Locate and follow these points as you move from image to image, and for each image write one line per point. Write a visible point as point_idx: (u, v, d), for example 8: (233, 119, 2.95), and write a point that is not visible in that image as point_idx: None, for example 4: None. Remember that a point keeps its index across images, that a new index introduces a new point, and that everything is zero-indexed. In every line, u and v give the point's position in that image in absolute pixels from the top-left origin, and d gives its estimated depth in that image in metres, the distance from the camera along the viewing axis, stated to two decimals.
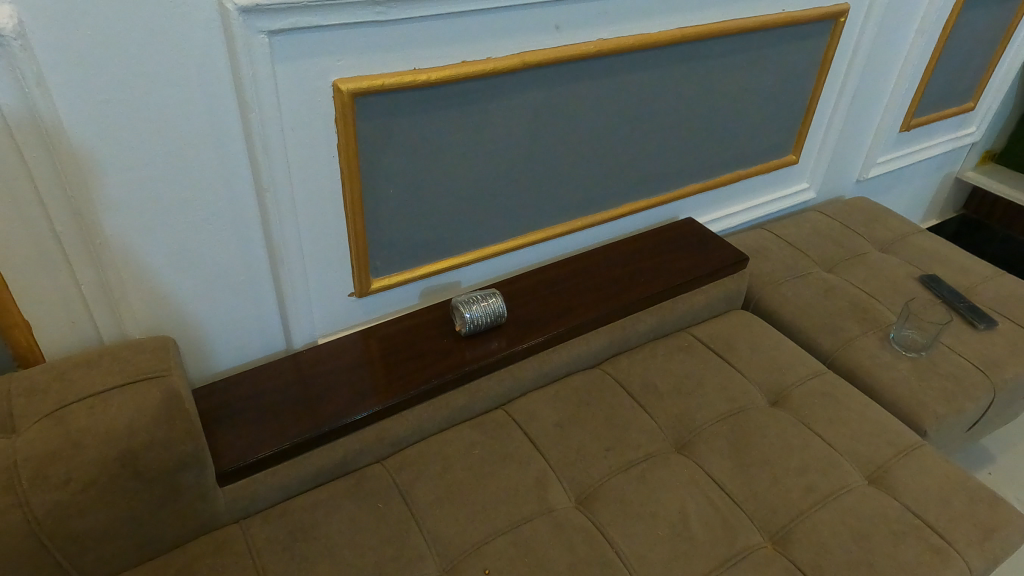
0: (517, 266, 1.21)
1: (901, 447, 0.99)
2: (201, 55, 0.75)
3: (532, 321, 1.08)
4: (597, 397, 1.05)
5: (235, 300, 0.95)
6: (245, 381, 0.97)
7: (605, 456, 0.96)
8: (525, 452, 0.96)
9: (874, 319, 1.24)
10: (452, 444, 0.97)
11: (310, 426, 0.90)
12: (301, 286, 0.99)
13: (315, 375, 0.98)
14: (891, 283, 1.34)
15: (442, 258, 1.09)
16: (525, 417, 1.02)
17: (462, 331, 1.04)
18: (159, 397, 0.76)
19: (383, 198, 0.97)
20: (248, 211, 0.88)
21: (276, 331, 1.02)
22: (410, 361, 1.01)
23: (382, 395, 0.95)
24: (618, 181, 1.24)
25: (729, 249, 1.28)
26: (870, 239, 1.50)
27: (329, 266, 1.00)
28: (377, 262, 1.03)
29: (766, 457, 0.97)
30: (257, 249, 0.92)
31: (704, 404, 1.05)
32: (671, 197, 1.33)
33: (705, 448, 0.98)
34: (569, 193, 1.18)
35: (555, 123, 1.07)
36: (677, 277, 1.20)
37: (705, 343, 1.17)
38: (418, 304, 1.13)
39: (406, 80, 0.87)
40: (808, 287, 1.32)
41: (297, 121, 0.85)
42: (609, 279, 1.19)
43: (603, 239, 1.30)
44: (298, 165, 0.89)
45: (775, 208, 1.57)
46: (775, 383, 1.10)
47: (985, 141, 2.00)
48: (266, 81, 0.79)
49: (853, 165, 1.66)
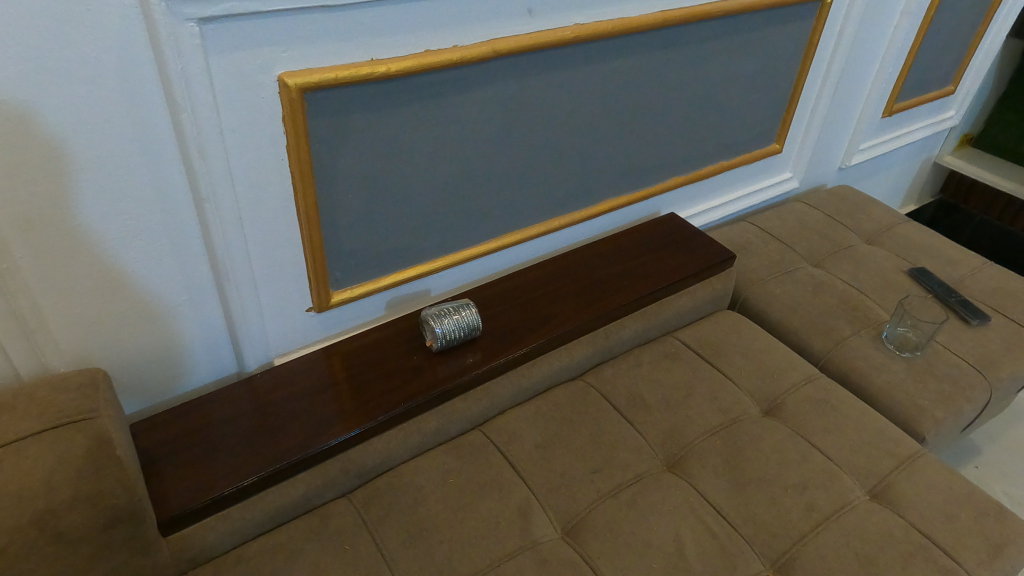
0: (491, 271, 1.12)
1: (903, 456, 0.94)
2: (119, 49, 0.64)
3: (510, 332, 1.00)
4: (582, 413, 0.98)
5: (178, 323, 0.85)
6: (192, 411, 0.87)
7: (592, 479, 0.89)
8: (505, 478, 0.89)
9: (867, 317, 1.19)
10: (426, 472, 0.89)
11: (267, 462, 0.81)
12: (253, 304, 0.89)
13: (273, 401, 0.89)
14: (881, 278, 1.29)
15: (409, 266, 1.00)
16: (504, 438, 0.94)
17: (433, 347, 0.95)
18: (84, 445, 0.66)
19: (343, 205, 0.88)
20: (187, 225, 0.78)
21: (227, 354, 0.92)
22: (378, 383, 0.92)
23: (348, 423, 0.86)
24: (596, 177, 1.16)
25: (715, 245, 1.22)
26: (856, 230, 1.45)
27: (284, 280, 0.90)
28: (337, 273, 0.93)
29: (763, 474, 0.91)
30: (200, 265, 0.82)
31: (695, 417, 0.99)
32: (652, 191, 1.26)
33: (698, 466, 0.92)
34: (544, 190, 1.10)
35: (529, 117, 0.99)
36: (662, 279, 1.13)
37: (693, 348, 1.11)
38: (385, 316, 1.04)
39: (363, 73, 0.78)
40: (796, 284, 1.26)
41: (237, 123, 0.75)
42: (590, 283, 1.12)
43: (581, 239, 1.23)
44: (241, 172, 0.79)
45: (758, 200, 1.51)
46: (768, 390, 1.04)
47: (964, 124, 1.97)
48: (198, 77, 0.69)
49: (836, 153, 1.61)
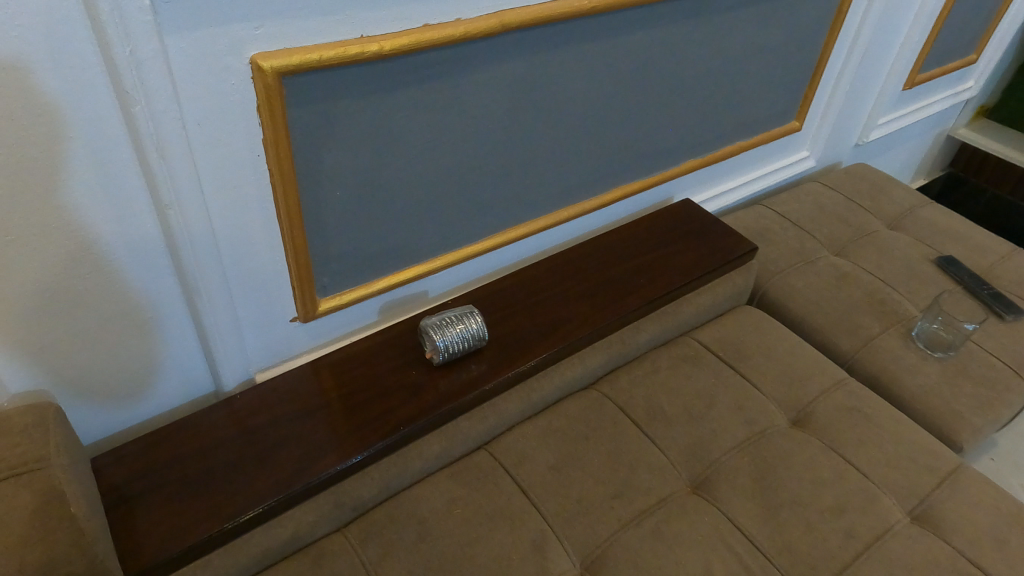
0: (494, 268, 1.02)
1: (944, 473, 0.87)
2: (48, 27, 0.52)
3: (519, 341, 0.91)
4: (598, 428, 0.89)
5: (144, 344, 0.74)
6: (163, 441, 0.77)
7: (611, 505, 0.81)
8: (518, 506, 0.80)
9: (895, 312, 1.11)
10: (428, 502, 0.80)
11: (252, 501, 0.71)
12: (230, 319, 0.78)
13: (256, 426, 0.79)
14: (907, 267, 1.21)
15: (405, 267, 0.90)
16: (514, 460, 0.85)
17: (434, 360, 0.86)
18: (32, 504, 0.56)
19: (331, 204, 0.77)
20: (148, 234, 0.67)
21: (201, 374, 0.82)
22: (375, 403, 0.83)
23: (342, 451, 0.77)
24: (608, 162, 1.05)
25: (735, 237, 1.13)
26: (877, 214, 1.36)
27: (264, 290, 0.80)
28: (325, 279, 0.83)
29: (797, 496, 0.83)
30: (166, 279, 0.71)
31: (720, 430, 0.91)
32: (666, 176, 1.16)
33: (726, 487, 0.84)
34: (553, 178, 0.99)
35: (538, 100, 0.88)
36: (681, 276, 1.04)
37: (714, 350, 1.02)
38: (379, 322, 0.93)
39: (351, 53, 0.66)
40: (818, 276, 1.18)
41: (203, 115, 0.63)
42: (603, 281, 1.02)
43: (590, 229, 1.13)
44: (209, 172, 0.67)
45: (774, 181, 1.41)
46: (796, 398, 0.96)
47: (981, 95, 1.87)
48: (152, 61, 0.57)
49: (855, 129, 1.51)
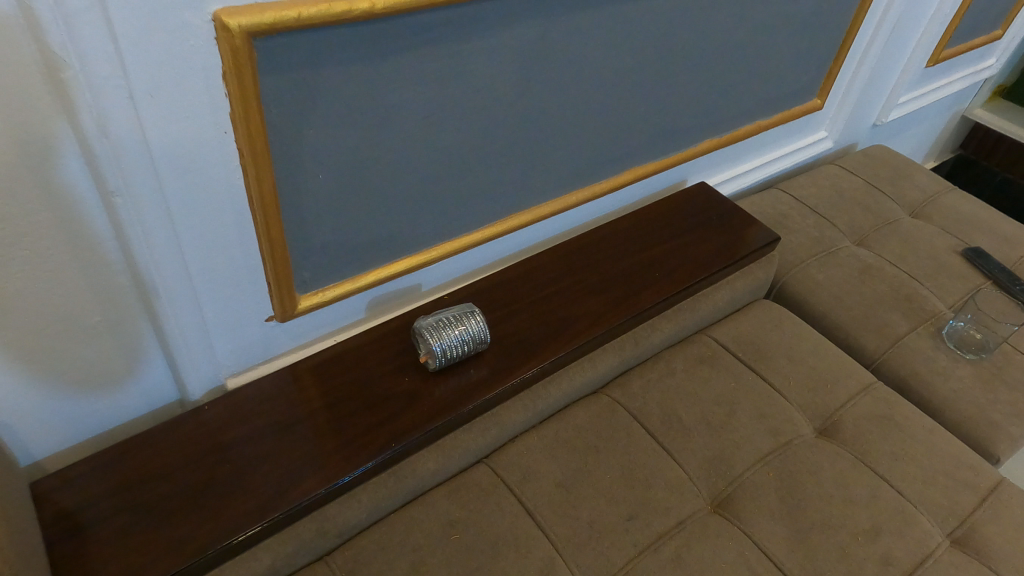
0: (494, 258, 0.92)
1: (983, 491, 0.81)
2: None
3: (523, 343, 0.82)
4: (610, 439, 0.81)
5: (94, 353, 0.63)
6: (117, 460, 0.67)
7: (626, 528, 0.73)
8: (523, 531, 0.72)
9: (923, 309, 1.03)
10: (423, 526, 0.71)
11: (223, 533, 0.62)
12: (196, 322, 0.68)
13: (228, 442, 0.69)
14: (933, 259, 1.13)
15: (397, 260, 0.80)
16: (517, 476, 0.76)
17: (430, 366, 0.76)
18: None
19: (312, 190, 0.66)
20: (92, 226, 0.56)
21: (163, 383, 0.71)
22: (363, 415, 0.73)
23: (327, 472, 0.68)
24: (619, 143, 0.95)
25: (755, 226, 1.04)
26: (898, 200, 1.28)
27: (235, 288, 0.69)
28: (305, 274, 0.72)
29: (828, 517, 0.76)
30: (117, 278, 0.60)
31: (743, 441, 0.83)
32: (680, 158, 1.06)
33: (751, 507, 0.77)
34: (561, 159, 0.89)
35: (548, 72, 0.78)
36: (697, 270, 0.95)
37: (732, 351, 0.94)
38: (366, 320, 0.83)
39: (337, 11, 0.55)
40: (840, 268, 1.09)
41: (155, 83, 0.52)
42: (613, 275, 0.93)
43: (598, 215, 1.03)
44: (164, 153, 0.56)
45: (789, 163, 1.32)
46: (822, 405, 0.88)
47: (999, 74, 1.78)
48: (88, 13, 0.46)
49: (874, 108, 1.42)
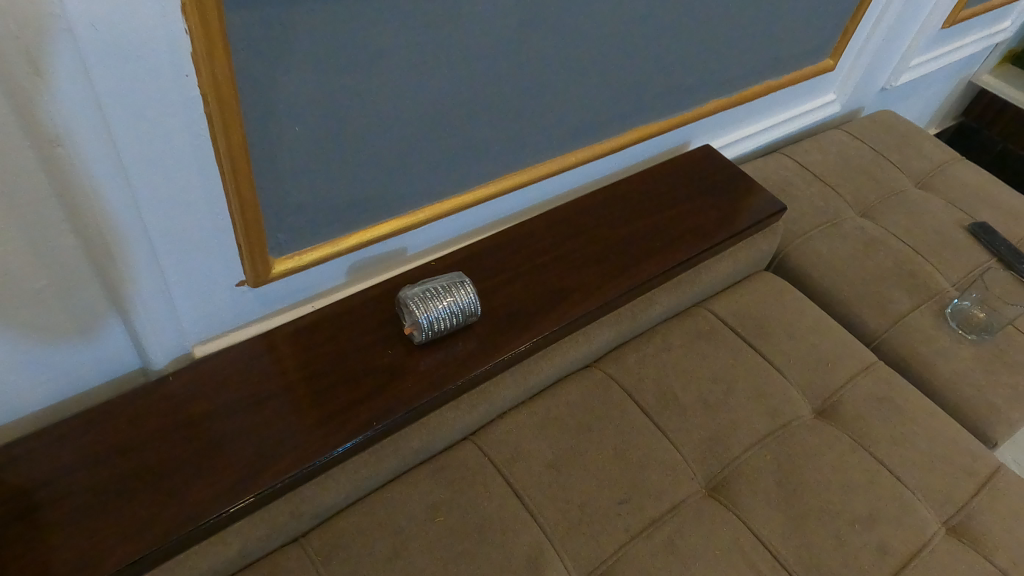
0: (485, 221, 0.86)
1: (982, 478, 0.79)
2: None
3: (515, 315, 0.77)
4: (603, 418, 0.77)
5: (41, 321, 0.57)
6: (72, 436, 0.61)
7: (619, 512, 0.70)
8: (511, 514, 0.68)
9: (927, 286, 1.00)
10: (405, 508, 0.67)
11: (189, 517, 0.58)
12: (157, 286, 0.61)
13: (194, 417, 0.64)
14: (939, 234, 1.09)
15: (381, 222, 0.74)
16: (506, 456, 0.73)
17: (414, 338, 0.71)
18: None
19: (286, 144, 0.59)
20: (33, 181, 0.49)
21: (123, 352, 0.65)
22: (343, 390, 0.68)
23: (303, 451, 0.63)
24: (623, 101, 0.88)
25: (760, 193, 0.99)
26: (905, 170, 1.23)
27: (202, 250, 0.63)
28: (279, 236, 0.66)
29: (826, 504, 0.74)
30: (64, 240, 0.53)
31: (740, 422, 0.79)
32: (686, 118, 1.00)
33: (748, 492, 0.74)
34: (561, 117, 0.82)
35: (552, 19, 0.70)
36: (700, 241, 0.90)
37: (732, 325, 0.90)
38: (346, 285, 0.77)
39: None
40: (844, 240, 1.05)
41: (99, 13, 0.44)
42: (611, 243, 0.88)
43: (597, 177, 0.97)
44: (114, 96, 0.48)
45: (795, 127, 1.26)
46: (822, 385, 0.85)
47: (1011, 39, 1.72)
48: None
49: (885, 71, 1.35)
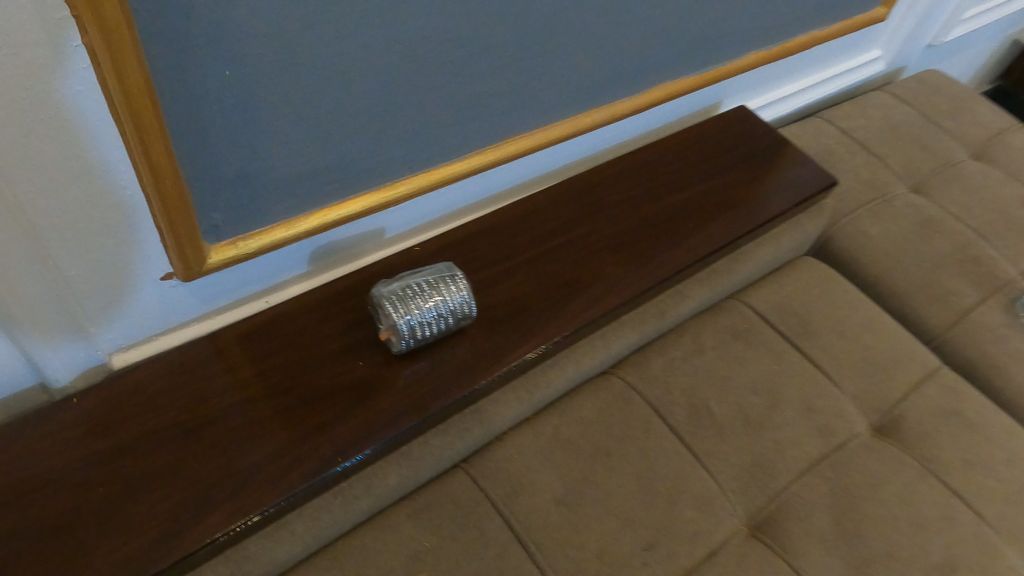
0: (482, 195, 0.71)
1: None
2: None
3: (519, 315, 0.62)
4: (625, 439, 0.63)
5: None
6: None
7: (646, 562, 0.57)
8: (513, 565, 0.55)
9: (994, 276, 0.86)
10: (381, 560, 0.54)
11: None
12: (46, 284, 0.46)
13: (103, 454, 0.49)
14: (1003, 213, 0.94)
15: (352, 197, 0.58)
16: (506, 490, 0.59)
17: (393, 348, 0.56)
18: None
19: (213, 93, 0.43)
20: None
21: (10, 368, 0.50)
22: (301, 413, 0.54)
23: (248, 498, 0.49)
24: (653, 51, 0.72)
25: (807, 165, 0.84)
26: (958, 138, 1.08)
27: (109, 236, 0.47)
28: (215, 217, 0.51)
29: (895, 547, 0.61)
30: None
31: (789, 444, 0.66)
32: (722, 74, 0.84)
33: (801, 533, 0.61)
34: (579, 67, 0.66)
35: None
36: (738, 222, 0.75)
37: (773, 323, 0.75)
38: (309, 275, 0.62)
39: None
40: (898, 220, 0.90)
41: None
42: (634, 224, 0.73)
43: (615, 143, 0.81)
44: None
45: (834, 88, 1.10)
46: (882, 397, 0.72)
47: None
48: None
49: (935, 25, 1.19)
